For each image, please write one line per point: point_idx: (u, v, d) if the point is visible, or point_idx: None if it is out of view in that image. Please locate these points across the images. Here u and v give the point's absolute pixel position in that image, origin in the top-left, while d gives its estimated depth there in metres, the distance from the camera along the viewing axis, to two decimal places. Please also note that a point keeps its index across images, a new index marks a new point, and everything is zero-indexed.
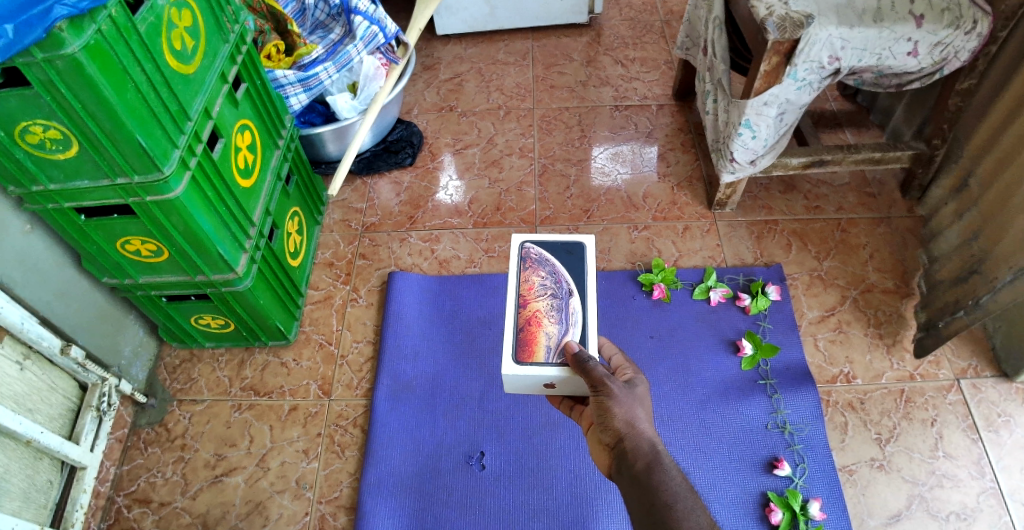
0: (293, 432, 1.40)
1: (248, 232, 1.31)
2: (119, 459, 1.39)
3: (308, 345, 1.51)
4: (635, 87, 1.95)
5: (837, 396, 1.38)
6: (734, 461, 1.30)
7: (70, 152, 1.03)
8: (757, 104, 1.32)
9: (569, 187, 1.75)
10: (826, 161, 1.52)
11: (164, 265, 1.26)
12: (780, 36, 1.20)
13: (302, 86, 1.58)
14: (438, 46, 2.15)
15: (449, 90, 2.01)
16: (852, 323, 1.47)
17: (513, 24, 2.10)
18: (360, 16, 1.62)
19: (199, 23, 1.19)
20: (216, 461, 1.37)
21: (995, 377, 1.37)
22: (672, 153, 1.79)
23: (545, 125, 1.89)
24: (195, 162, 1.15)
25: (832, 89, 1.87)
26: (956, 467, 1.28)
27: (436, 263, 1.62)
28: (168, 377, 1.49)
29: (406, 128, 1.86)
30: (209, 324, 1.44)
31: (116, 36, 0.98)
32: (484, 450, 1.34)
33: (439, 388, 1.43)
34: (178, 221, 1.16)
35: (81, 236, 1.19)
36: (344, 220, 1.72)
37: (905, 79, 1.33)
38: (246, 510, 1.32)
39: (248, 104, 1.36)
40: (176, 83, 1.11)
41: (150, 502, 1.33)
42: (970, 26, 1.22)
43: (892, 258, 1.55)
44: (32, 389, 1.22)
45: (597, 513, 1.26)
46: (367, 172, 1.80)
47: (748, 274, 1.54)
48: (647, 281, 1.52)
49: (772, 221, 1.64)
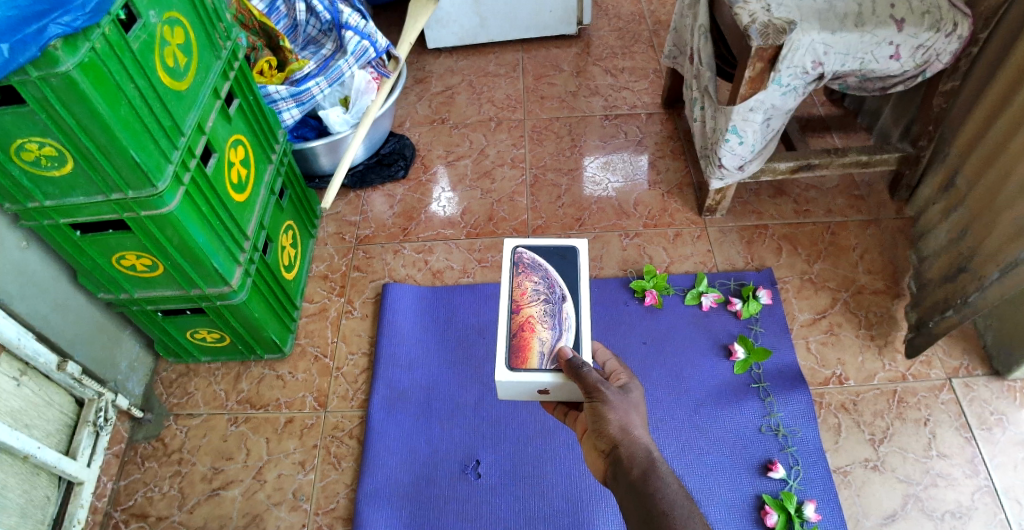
0: (290, 444, 1.40)
1: (242, 246, 1.32)
2: (116, 474, 1.39)
3: (304, 357, 1.52)
4: (624, 97, 1.98)
5: (830, 397, 1.38)
6: (729, 464, 1.31)
7: (66, 167, 1.05)
8: (743, 110, 1.34)
9: (561, 196, 1.76)
10: (814, 164, 1.54)
11: (159, 280, 1.27)
12: (764, 42, 1.22)
13: (294, 101, 1.61)
14: (429, 60, 2.17)
15: (441, 102, 2.04)
16: (843, 324, 1.48)
17: (503, 36, 2.13)
18: (351, 31, 1.66)
19: (192, 40, 1.21)
20: (213, 474, 1.38)
21: (987, 375, 1.38)
22: (662, 160, 1.81)
23: (536, 135, 1.91)
24: (189, 176, 1.16)
25: (819, 94, 1.89)
26: (950, 465, 1.28)
27: (430, 274, 1.64)
28: (164, 391, 1.50)
29: (399, 141, 1.88)
30: (206, 338, 1.45)
31: (110, 53, 1.00)
32: (480, 458, 1.35)
33: (434, 398, 1.43)
34: (173, 236, 1.17)
35: (76, 251, 1.21)
36: (338, 233, 1.74)
37: (889, 82, 1.35)
38: (243, 523, 1.32)
39: (241, 119, 1.38)
40: (168, 99, 1.13)
41: (147, 517, 1.34)
42: (950, 28, 1.24)
43: (882, 259, 1.56)
44: (29, 405, 1.23)
45: (593, 519, 1.26)
46: (361, 186, 1.81)
47: (739, 278, 1.55)
48: (639, 287, 1.53)
49: (763, 225, 1.65)
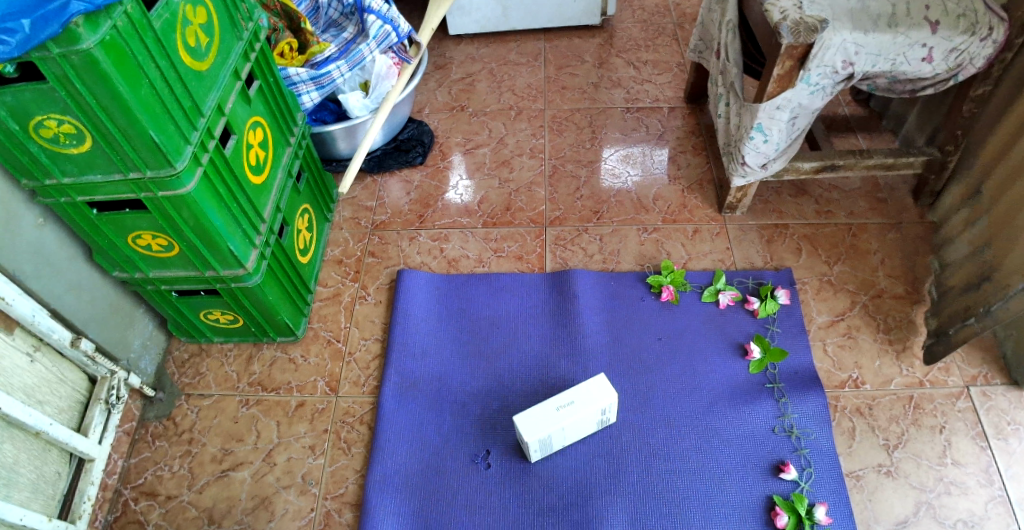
0: (300, 428, 1.40)
1: (259, 228, 1.32)
2: (126, 452, 1.39)
3: (317, 341, 1.52)
4: (647, 90, 1.96)
5: (845, 401, 1.37)
6: (740, 464, 1.29)
7: (84, 146, 1.04)
8: (769, 108, 1.32)
9: (579, 188, 1.75)
10: (837, 166, 1.52)
11: (174, 260, 1.27)
12: (794, 40, 1.20)
13: (314, 84, 1.59)
14: (450, 46, 2.16)
15: (461, 89, 2.02)
16: (861, 328, 1.46)
17: (525, 25, 2.10)
18: (372, 15, 1.64)
19: (214, 20, 1.20)
20: (223, 456, 1.38)
21: (1005, 385, 1.37)
22: (683, 156, 1.79)
23: (555, 126, 1.89)
24: (207, 158, 1.15)
25: (845, 94, 1.87)
26: (964, 474, 1.27)
27: (445, 262, 1.63)
28: (176, 371, 1.50)
29: (417, 126, 1.87)
30: (219, 319, 1.45)
31: (132, 32, 0.99)
32: (490, 449, 1.34)
33: (446, 386, 1.42)
34: (190, 216, 1.16)
35: (92, 230, 1.20)
36: (354, 218, 1.73)
37: (918, 85, 1.32)
38: (252, 505, 1.32)
39: (260, 101, 1.37)
40: (189, 79, 1.12)
41: (157, 495, 1.34)
42: (985, 32, 1.22)
43: (902, 264, 1.54)
44: (42, 381, 1.23)
45: (601, 514, 1.25)
46: (378, 171, 1.81)
47: (757, 277, 1.54)
48: (656, 282, 1.52)
49: (782, 225, 1.63)
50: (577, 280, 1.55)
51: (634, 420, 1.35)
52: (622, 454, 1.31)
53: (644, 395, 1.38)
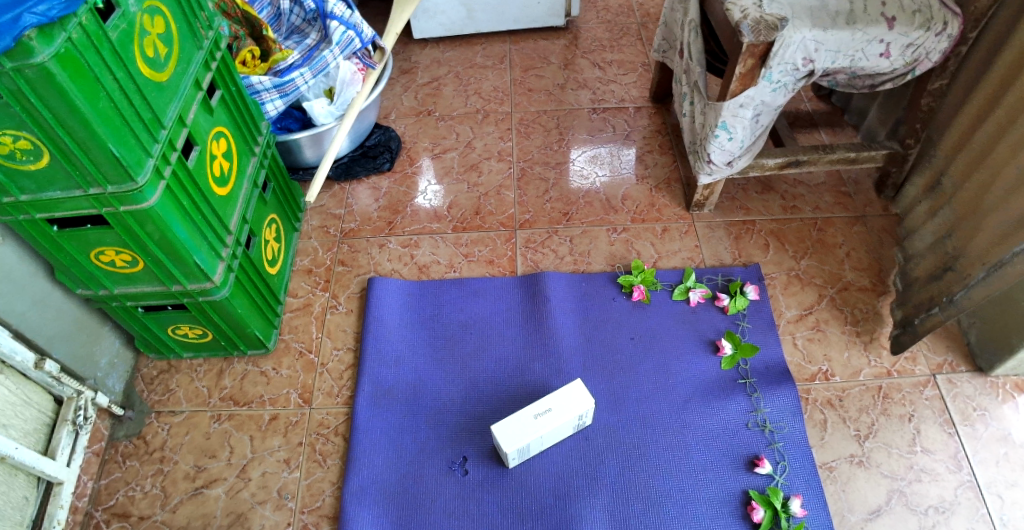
0: (274, 441, 1.39)
1: (225, 241, 1.30)
2: (96, 473, 1.36)
3: (288, 353, 1.50)
4: (612, 90, 1.96)
5: (816, 393, 1.39)
6: (716, 460, 1.30)
7: (41, 162, 1.01)
8: (732, 106, 1.33)
9: (548, 190, 1.75)
10: (801, 161, 1.54)
11: (139, 276, 1.24)
12: (755, 38, 1.20)
13: (277, 92, 1.57)
14: (415, 51, 2.15)
15: (427, 94, 2.01)
16: (829, 321, 1.48)
17: (490, 28, 2.10)
18: (335, 21, 1.64)
19: (173, 29, 1.18)
20: (196, 473, 1.36)
21: (969, 372, 1.40)
22: (650, 155, 1.80)
23: (523, 128, 1.89)
24: (170, 170, 1.13)
25: (807, 90, 1.89)
26: (933, 461, 1.30)
27: (416, 269, 1.62)
28: (146, 388, 1.47)
29: (384, 133, 1.86)
30: (187, 334, 1.43)
31: (87, 44, 0.96)
32: (467, 454, 1.33)
33: (421, 394, 1.41)
34: (154, 231, 1.14)
35: (54, 248, 1.17)
36: (323, 227, 1.71)
37: (878, 79, 1.34)
38: (227, 522, 1.30)
39: (223, 111, 1.35)
40: (149, 90, 1.10)
41: (129, 517, 1.31)
42: (940, 27, 1.24)
43: (868, 256, 1.57)
44: (6, 404, 1.20)
45: (581, 515, 1.25)
46: (346, 178, 1.79)
47: (726, 274, 1.55)
48: (627, 282, 1.53)
49: (750, 221, 1.65)
50: (549, 282, 1.55)
51: (610, 421, 1.35)
52: (600, 455, 1.31)
53: (619, 394, 1.38)
